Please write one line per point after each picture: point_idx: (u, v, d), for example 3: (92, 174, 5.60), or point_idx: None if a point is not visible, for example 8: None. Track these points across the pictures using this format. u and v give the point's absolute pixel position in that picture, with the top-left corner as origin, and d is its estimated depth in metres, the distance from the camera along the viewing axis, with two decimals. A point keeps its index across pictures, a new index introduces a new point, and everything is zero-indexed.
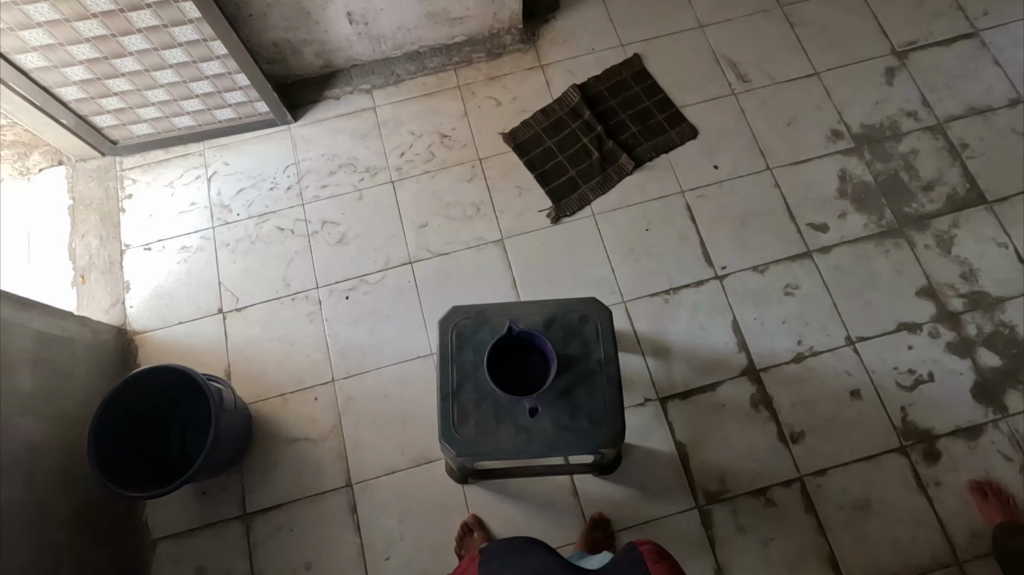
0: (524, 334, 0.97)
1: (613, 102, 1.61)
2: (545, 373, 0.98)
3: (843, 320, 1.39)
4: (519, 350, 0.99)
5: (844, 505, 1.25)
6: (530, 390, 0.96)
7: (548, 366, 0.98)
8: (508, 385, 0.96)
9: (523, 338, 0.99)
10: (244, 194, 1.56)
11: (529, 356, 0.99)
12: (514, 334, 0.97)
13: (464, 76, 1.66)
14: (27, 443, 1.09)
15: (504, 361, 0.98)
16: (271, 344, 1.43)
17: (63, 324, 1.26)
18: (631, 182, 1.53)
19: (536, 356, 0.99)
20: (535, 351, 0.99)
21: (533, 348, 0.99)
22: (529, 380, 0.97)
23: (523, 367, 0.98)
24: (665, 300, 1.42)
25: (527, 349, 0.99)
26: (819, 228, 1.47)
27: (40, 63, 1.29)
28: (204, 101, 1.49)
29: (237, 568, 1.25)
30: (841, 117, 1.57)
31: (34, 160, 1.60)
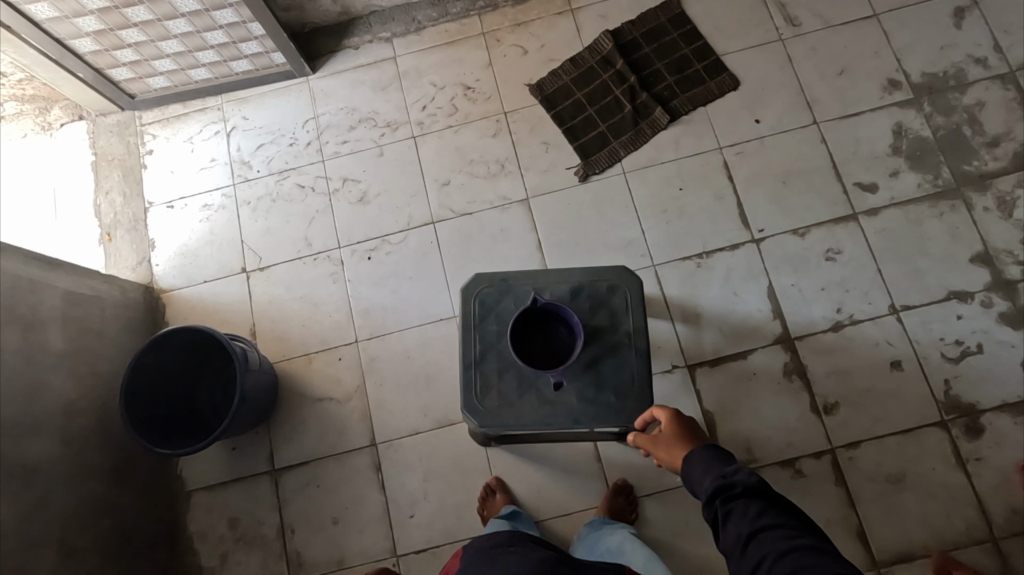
0: (550, 306, 0.95)
1: (648, 50, 1.50)
2: (570, 347, 0.96)
3: (887, 287, 1.31)
4: (544, 323, 0.97)
5: (877, 479, 1.21)
6: (554, 363, 0.95)
7: (573, 339, 0.96)
8: (533, 358, 0.95)
9: (548, 309, 0.96)
10: (263, 150, 1.53)
11: (553, 327, 0.97)
12: (539, 306, 0.94)
13: (489, 22, 1.56)
14: (61, 401, 1.12)
15: (527, 332, 0.97)
16: (294, 304, 1.42)
17: (91, 284, 1.27)
18: (665, 138, 1.44)
19: (562, 328, 0.97)
20: (560, 323, 0.97)
21: (558, 320, 0.97)
22: (553, 353, 0.96)
23: (547, 339, 0.97)
24: (696, 264, 1.36)
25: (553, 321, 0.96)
26: (867, 189, 1.37)
27: (51, 13, 1.25)
28: (219, 52, 1.44)
29: (268, 520, 1.29)
30: (901, 64, 1.43)
31: (55, 115, 1.58)
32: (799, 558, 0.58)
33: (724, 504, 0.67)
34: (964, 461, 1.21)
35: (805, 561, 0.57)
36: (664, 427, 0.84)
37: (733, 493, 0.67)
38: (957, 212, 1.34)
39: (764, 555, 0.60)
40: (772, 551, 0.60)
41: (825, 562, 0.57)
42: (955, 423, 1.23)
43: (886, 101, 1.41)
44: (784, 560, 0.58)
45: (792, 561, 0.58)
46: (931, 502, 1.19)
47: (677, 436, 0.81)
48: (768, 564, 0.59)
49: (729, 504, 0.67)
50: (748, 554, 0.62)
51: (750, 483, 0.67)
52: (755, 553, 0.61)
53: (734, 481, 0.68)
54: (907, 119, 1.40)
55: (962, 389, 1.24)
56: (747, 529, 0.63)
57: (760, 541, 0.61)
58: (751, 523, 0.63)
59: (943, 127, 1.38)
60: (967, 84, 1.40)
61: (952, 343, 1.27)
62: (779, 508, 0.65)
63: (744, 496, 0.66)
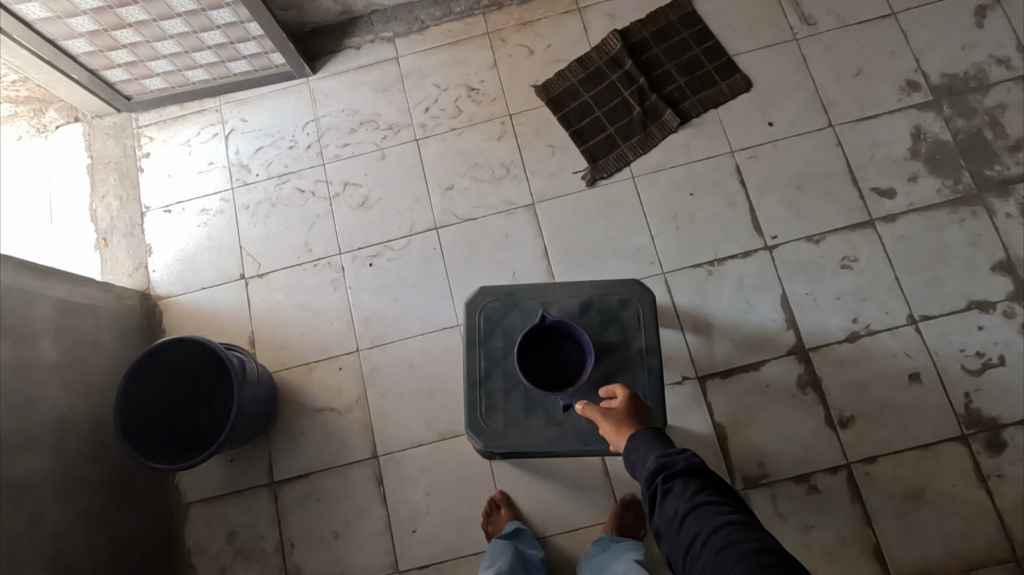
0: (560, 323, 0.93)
1: (657, 50, 1.45)
2: (579, 365, 0.95)
3: (905, 296, 1.27)
4: (552, 339, 0.96)
5: (894, 495, 1.17)
6: (562, 381, 0.94)
7: (582, 357, 0.95)
8: (540, 376, 0.94)
9: (558, 326, 0.95)
10: (262, 152, 1.49)
11: (561, 344, 0.96)
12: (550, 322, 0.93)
13: (494, 21, 1.51)
14: (54, 413, 1.09)
15: (535, 348, 0.96)
16: (294, 312, 1.39)
17: (86, 292, 1.24)
18: (675, 141, 1.39)
19: (570, 345, 0.96)
20: (569, 340, 0.96)
21: (567, 337, 0.96)
22: (561, 371, 0.95)
23: (556, 355, 0.96)
24: (708, 272, 1.32)
25: (560, 338, 0.95)
26: (884, 194, 1.32)
27: (42, 13, 1.21)
28: (216, 52, 1.40)
29: (267, 534, 1.26)
30: (920, 65, 1.39)
31: (50, 117, 1.55)
32: (730, 534, 0.62)
33: (664, 482, 0.70)
34: (985, 477, 1.17)
35: (736, 538, 0.62)
36: (618, 405, 0.83)
37: (674, 471, 0.70)
38: (979, 218, 1.29)
39: (699, 530, 0.64)
40: (707, 527, 0.64)
41: (752, 538, 0.62)
42: (976, 438, 1.19)
43: (904, 103, 1.37)
44: (717, 536, 0.63)
45: (725, 536, 0.62)
46: (950, 519, 1.15)
47: (629, 418, 0.81)
48: (702, 539, 0.63)
49: (669, 483, 0.70)
50: (683, 530, 0.65)
51: (691, 463, 0.71)
52: (691, 528, 0.65)
53: (676, 461, 0.71)
54: (926, 122, 1.35)
55: (983, 403, 1.20)
56: (685, 505, 0.67)
57: (696, 519, 0.65)
58: (689, 501, 0.67)
59: (964, 130, 1.34)
60: (989, 85, 1.35)
61: (973, 354, 1.23)
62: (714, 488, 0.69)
63: (682, 475, 0.70)
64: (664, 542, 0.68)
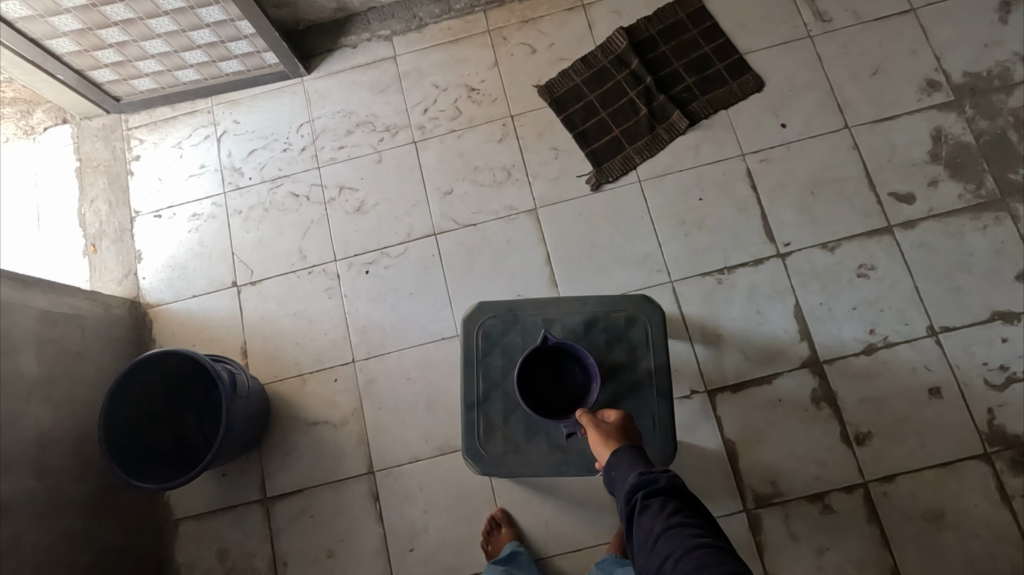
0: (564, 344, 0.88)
1: (665, 49, 1.39)
2: (583, 388, 0.90)
3: (925, 306, 1.21)
4: (554, 359, 0.92)
5: (913, 515, 1.12)
6: (564, 405, 0.90)
7: (586, 380, 0.90)
8: (541, 400, 0.90)
9: (561, 346, 0.90)
10: (256, 155, 1.44)
11: (563, 364, 0.92)
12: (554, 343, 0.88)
13: (495, 18, 1.46)
14: (36, 430, 1.05)
15: (536, 369, 0.91)
16: (288, 320, 1.34)
17: (71, 301, 1.19)
18: (684, 143, 1.34)
19: (573, 366, 0.91)
20: (572, 361, 0.91)
21: (571, 357, 0.91)
22: (563, 394, 0.90)
23: (558, 376, 0.91)
24: (717, 281, 1.26)
25: (564, 358, 0.91)
26: (903, 199, 1.27)
27: (23, 11, 1.16)
28: (207, 52, 1.35)
29: (259, 552, 1.21)
30: (940, 63, 1.32)
31: (38, 119, 1.50)
32: (702, 556, 0.58)
33: (642, 498, 0.67)
34: (1009, 497, 1.11)
35: (707, 560, 0.58)
36: (610, 421, 0.79)
37: (654, 488, 0.67)
38: (1002, 225, 1.23)
39: (672, 551, 0.61)
40: (679, 548, 0.60)
41: (725, 562, 0.58)
42: (1000, 456, 1.13)
43: (923, 104, 1.31)
44: (687, 557, 0.59)
45: (696, 559, 0.58)
46: (973, 542, 1.10)
47: (619, 434, 0.77)
48: (673, 560, 0.60)
49: (648, 499, 0.66)
50: (656, 549, 0.62)
51: (673, 482, 0.67)
52: (664, 548, 0.61)
53: (657, 478, 0.68)
54: (947, 123, 1.29)
55: (1007, 419, 1.15)
56: (660, 525, 0.63)
57: (669, 539, 0.61)
58: (665, 520, 0.63)
59: (987, 132, 1.27)
60: (1013, 84, 1.29)
61: (997, 368, 1.17)
62: (693, 510, 0.65)
63: (662, 493, 0.66)
64: (638, 561, 0.65)
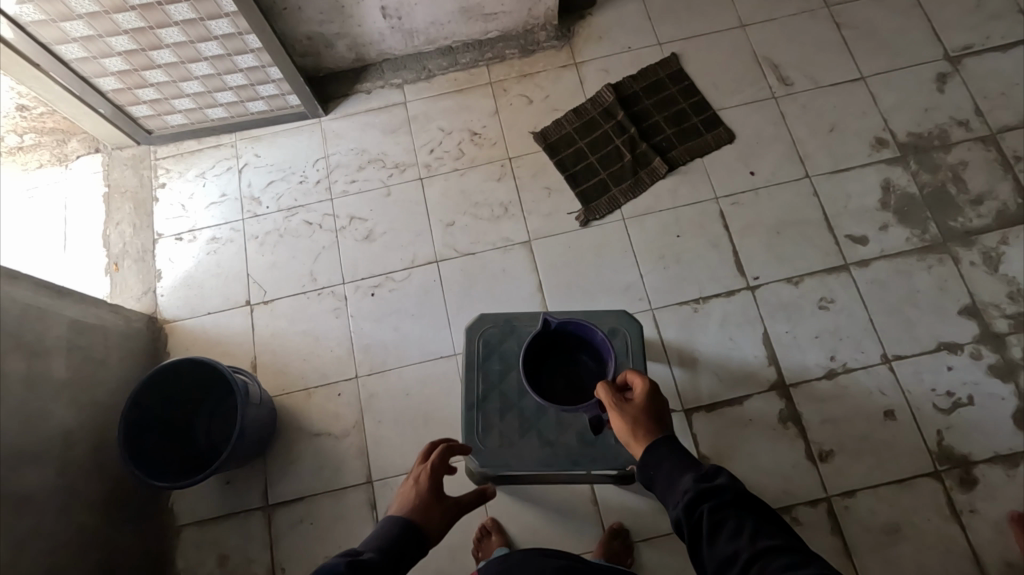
0: (573, 329, 0.98)
1: (647, 103, 1.57)
2: (595, 377, 1.00)
3: (879, 337, 1.34)
4: (568, 351, 1.02)
5: (873, 528, 1.21)
6: (576, 392, 1.00)
7: (597, 369, 1.00)
8: (552, 387, 0.99)
9: (570, 339, 1.01)
10: (274, 186, 1.57)
11: (575, 356, 1.02)
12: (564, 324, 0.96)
13: (497, 72, 1.63)
14: (60, 430, 1.12)
15: (545, 359, 1.01)
16: (297, 337, 1.44)
17: (97, 313, 1.29)
18: (664, 186, 1.49)
19: (586, 360, 1.01)
20: (584, 352, 1.01)
21: (582, 350, 1.01)
22: (575, 385, 1.00)
23: (569, 369, 1.01)
24: (693, 309, 1.39)
25: (575, 352, 1.02)
26: (858, 241, 1.42)
27: (79, 53, 1.30)
28: (237, 92, 1.50)
29: (258, 558, 1.27)
30: (887, 124, 1.51)
31: (71, 147, 1.63)
32: None
33: (713, 514, 0.71)
34: (959, 512, 1.21)
35: None
36: (638, 414, 0.85)
37: (722, 503, 0.72)
38: (945, 265, 1.38)
39: None
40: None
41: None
42: (949, 474, 1.24)
43: (874, 158, 1.48)
44: None
45: None
46: (927, 553, 1.19)
47: (646, 430, 0.83)
48: None
49: (719, 513, 0.71)
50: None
51: (737, 494, 0.73)
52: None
53: (722, 491, 0.73)
54: (895, 176, 1.46)
55: (954, 440, 1.26)
56: (747, 547, 0.68)
57: (761, 560, 0.66)
58: (750, 544, 0.68)
59: (930, 184, 1.45)
60: (950, 144, 1.48)
61: (944, 394, 1.29)
62: (761, 514, 0.72)
63: (731, 505, 0.72)
64: None
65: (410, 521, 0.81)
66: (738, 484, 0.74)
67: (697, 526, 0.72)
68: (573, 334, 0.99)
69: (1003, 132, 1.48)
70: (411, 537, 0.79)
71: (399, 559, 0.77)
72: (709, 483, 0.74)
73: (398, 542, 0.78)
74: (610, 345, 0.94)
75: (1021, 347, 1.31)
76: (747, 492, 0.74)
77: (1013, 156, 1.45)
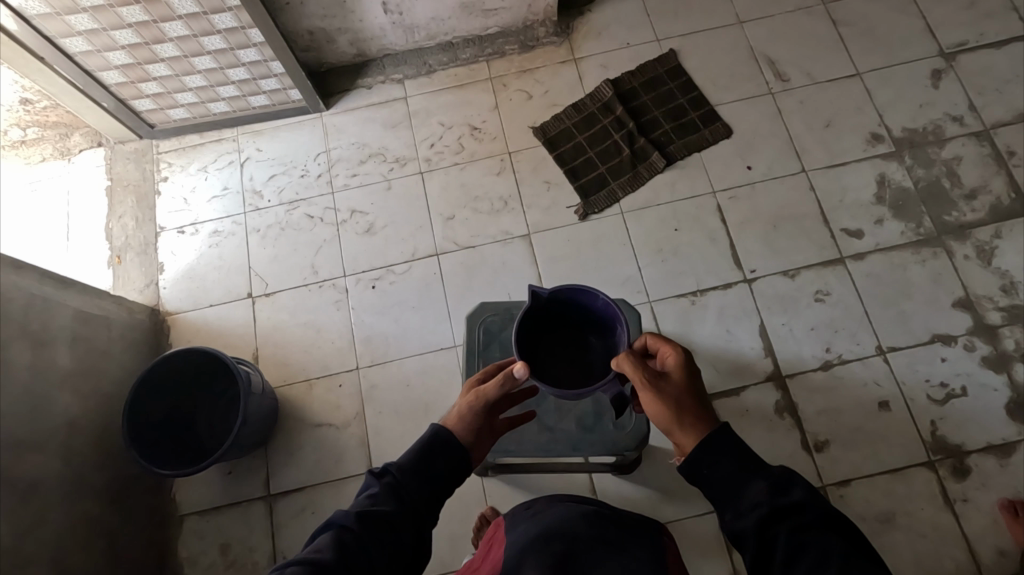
0: (575, 303, 0.86)
1: (646, 99, 1.58)
2: (607, 358, 0.88)
3: (874, 329, 1.36)
4: (577, 333, 0.91)
5: (867, 517, 1.23)
6: (584, 377, 0.88)
7: (608, 351, 0.89)
8: (557, 372, 0.88)
9: (579, 318, 0.90)
10: (275, 180, 1.58)
11: (584, 338, 0.92)
12: (563, 296, 0.85)
13: (497, 68, 1.65)
14: (64, 418, 1.13)
15: (549, 340, 0.91)
16: (298, 329, 1.45)
17: (101, 304, 1.30)
18: (661, 180, 1.51)
19: (598, 340, 0.90)
20: (593, 332, 0.90)
21: (591, 331, 0.91)
22: (587, 369, 0.89)
23: (579, 353, 0.90)
24: (691, 302, 1.40)
25: (583, 334, 0.91)
26: (853, 234, 1.43)
27: (83, 47, 1.32)
28: (239, 87, 1.51)
29: (259, 546, 1.28)
30: (883, 120, 1.53)
31: (74, 141, 1.64)
32: None
33: (793, 536, 0.64)
34: (952, 501, 1.23)
35: None
36: (679, 394, 0.75)
37: (803, 524, 0.65)
38: (939, 258, 1.40)
39: None
40: None
41: None
42: (943, 464, 1.25)
43: (869, 153, 1.50)
44: None
45: None
46: (920, 541, 1.21)
47: (690, 414, 0.73)
48: None
49: (802, 537, 0.64)
50: None
51: (820, 514, 0.65)
52: None
53: (803, 509, 0.65)
54: (890, 171, 1.48)
55: (948, 431, 1.28)
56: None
57: None
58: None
59: (924, 179, 1.47)
60: (945, 139, 1.50)
61: (938, 385, 1.31)
62: (846, 538, 0.64)
63: (814, 527, 0.64)
64: None
65: (437, 434, 0.77)
66: (820, 502, 0.66)
67: (769, 545, 0.65)
68: (578, 311, 0.88)
69: (997, 128, 1.50)
70: (440, 452, 0.76)
71: (427, 475, 0.74)
72: (788, 500, 0.66)
73: (425, 459, 0.75)
74: (619, 309, 0.81)
75: (1013, 340, 1.33)
76: (830, 511, 0.66)
77: (1006, 152, 1.47)
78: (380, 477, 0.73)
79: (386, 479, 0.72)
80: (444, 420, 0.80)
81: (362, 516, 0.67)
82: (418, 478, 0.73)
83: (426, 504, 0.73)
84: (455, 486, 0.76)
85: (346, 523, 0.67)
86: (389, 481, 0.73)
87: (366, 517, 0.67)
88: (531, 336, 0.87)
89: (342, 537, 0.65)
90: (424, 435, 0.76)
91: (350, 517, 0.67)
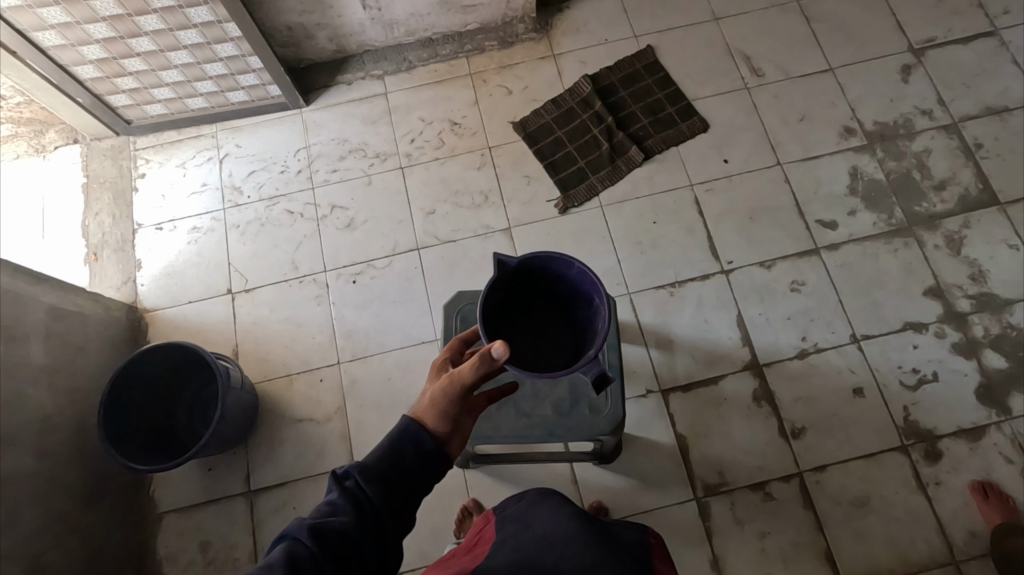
0: (550, 273, 0.86)
1: (624, 94, 1.60)
2: (585, 331, 0.87)
3: (849, 318, 1.39)
4: (558, 306, 0.90)
5: (843, 501, 1.25)
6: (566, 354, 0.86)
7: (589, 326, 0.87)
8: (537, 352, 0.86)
9: (559, 292, 0.89)
10: (255, 176, 1.58)
11: (565, 316, 0.90)
12: (536, 265, 0.85)
13: (477, 64, 1.66)
14: (38, 414, 1.12)
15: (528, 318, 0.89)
16: (277, 325, 1.44)
17: (76, 300, 1.28)
18: (640, 174, 1.52)
19: (579, 314, 0.89)
20: (573, 308, 0.89)
21: (573, 307, 0.90)
22: (567, 346, 0.87)
23: (559, 330, 0.89)
24: (669, 293, 1.42)
25: (565, 311, 0.90)
26: (827, 226, 1.46)
27: (57, 40, 1.30)
28: (217, 82, 1.51)
29: (240, 543, 1.27)
30: (855, 113, 1.56)
31: (49, 138, 1.62)
32: None
33: None
34: (925, 485, 1.25)
35: None
36: None
37: None
38: (910, 248, 1.43)
39: None
40: None
41: None
42: (915, 448, 1.28)
43: (842, 147, 1.53)
44: None
45: None
46: (895, 525, 1.23)
47: None
48: None
49: None
50: None
51: None
52: None
53: None
54: (862, 163, 1.51)
55: (920, 416, 1.30)
56: None
57: None
58: None
59: (895, 171, 1.50)
60: (915, 132, 1.53)
61: (910, 371, 1.34)
62: None
63: None
64: None
65: (409, 430, 0.69)
66: None
67: None
68: (554, 281, 0.88)
69: (964, 121, 1.53)
70: (411, 452, 0.68)
71: (397, 480, 0.66)
72: None
73: (393, 461, 0.67)
74: (593, 274, 0.81)
75: (982, 326, 1.36)
76: None
77: (974, 144, 1.51)
78: (342, 480, 0.65)
79: (348, 484, 0.65)
80: (416, 409, 0.72)
81: (317, 529, 0.60)
82: (384, 484, 0.65)
83: (394, 514, 0.65)
84: (428, 489, 0.69)
85: (299, 536, 0.59)
86: (351, 486, 0.65)
87: (321, 531, 0.60)
88: (505, 309, 0.86)
89: (295, 552, 0.58)
90: (393, 430, 0.68)
91: (305, 529, 0.60)
